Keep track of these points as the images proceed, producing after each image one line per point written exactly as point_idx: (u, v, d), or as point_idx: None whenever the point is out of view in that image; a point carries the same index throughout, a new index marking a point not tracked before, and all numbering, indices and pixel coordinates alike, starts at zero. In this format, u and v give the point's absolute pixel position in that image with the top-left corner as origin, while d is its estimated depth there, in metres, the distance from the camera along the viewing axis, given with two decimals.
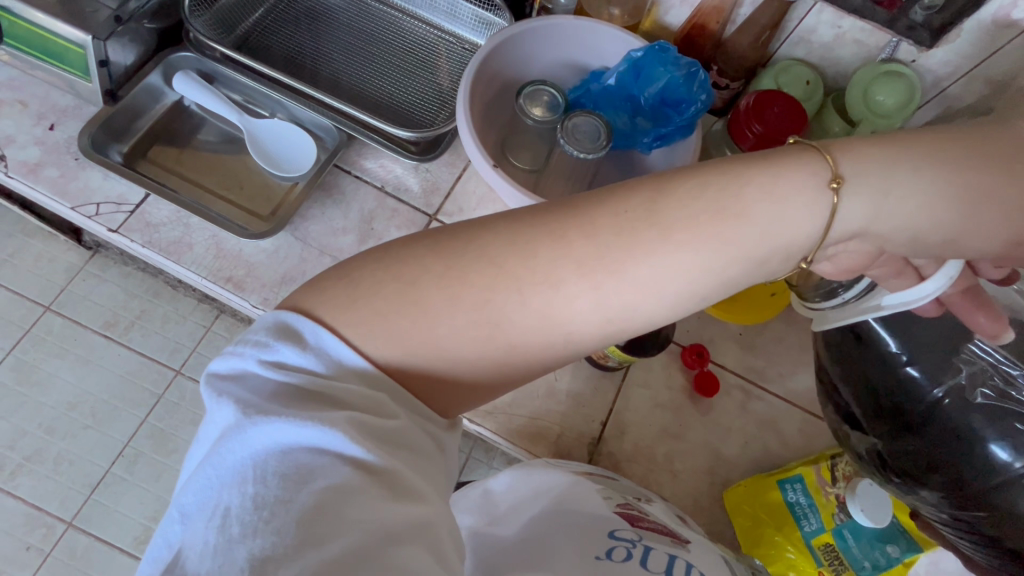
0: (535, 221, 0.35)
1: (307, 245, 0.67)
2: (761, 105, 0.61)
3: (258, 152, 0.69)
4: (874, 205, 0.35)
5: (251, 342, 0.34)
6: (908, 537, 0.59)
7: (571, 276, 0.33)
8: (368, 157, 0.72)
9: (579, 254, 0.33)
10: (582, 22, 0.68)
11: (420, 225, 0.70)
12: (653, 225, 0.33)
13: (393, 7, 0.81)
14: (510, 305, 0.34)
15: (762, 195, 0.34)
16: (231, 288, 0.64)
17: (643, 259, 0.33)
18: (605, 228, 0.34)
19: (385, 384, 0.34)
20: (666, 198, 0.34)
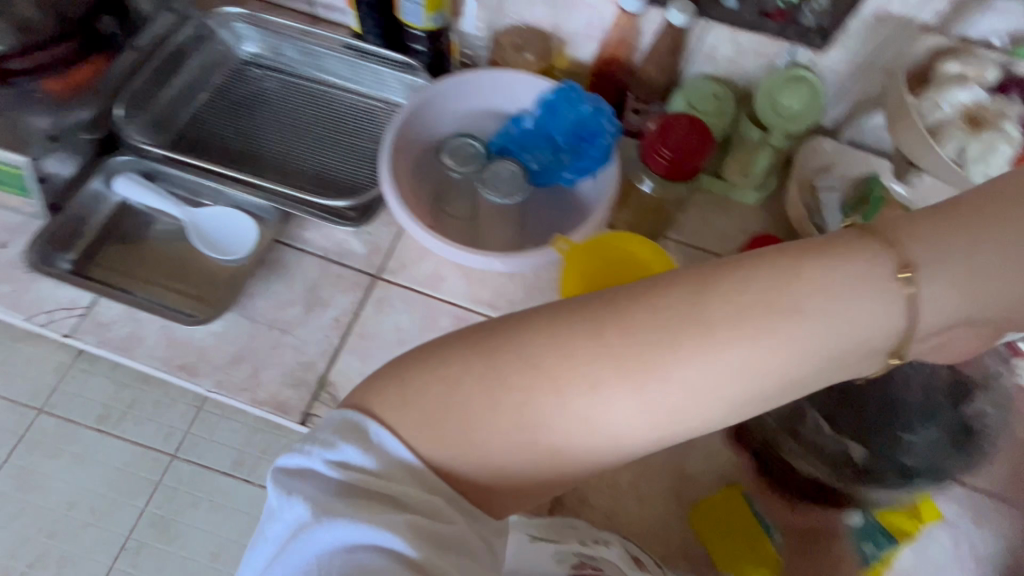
0: (603, 311, 0.34)
1: (255, 322, 0.68)
2: (665, 129, 0.64)
3: (200, 240, 0.72)
4: (970, 282, 0.33)
5: (317, 440, 0.35)
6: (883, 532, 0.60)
7: (608, 380, 0.33)
8: (308, 229, 0.74)
9: (619, 353, 0.33)
10: (493, 74, 0.72)
11: (364, 286, 0.72)
12: (700, 323, 0.33)
13: (323, 82, 0.85)
14: (551, 408, 0.34)
15: (825, 264, 0.33)
16: (183, 375, 0.65)
17: (690, 358, 0.33)
18: (647, 327, 0.33)
19: (424, 479, 0.35)
20: (710, 291, 0.33)
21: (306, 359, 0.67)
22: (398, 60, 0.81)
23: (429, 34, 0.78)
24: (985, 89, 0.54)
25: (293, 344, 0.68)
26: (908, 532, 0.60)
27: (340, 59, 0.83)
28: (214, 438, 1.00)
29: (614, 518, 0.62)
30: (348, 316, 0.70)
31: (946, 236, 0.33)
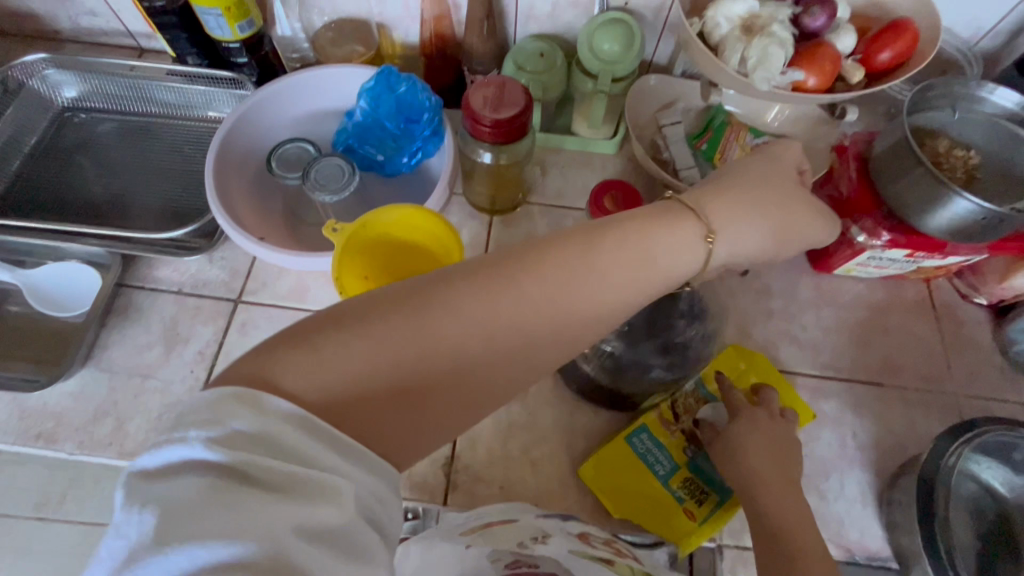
0: (494, 268, 0.38)
1: (114, 372, 0.65)
2: (479, 100, 0.63)
3: (41, 302, 0.69)
4: (735, 241, 0.46)
5: (192, 423, 0.29)
6: None
7: (527, 316, 0.38)
8: (159, 266, 0.71)
9: (533, 294, 0.38)
10: (311, 73, 0.70)
11: (226, 312, 0.70)
12: (566, 273, 0.39)
13: (154, 114, 0.82)
14: (474, 347, 0.36)
15: (608, 241, 0.41)
16: (42, 444, 0.62)
17: (589, 288, 0.39)
18: (560, 267, 0.39)
19: (320, 433, 0.31)
20: (595, 241, 0.41)
21: (172, 399, 0.64)
22: (223, 77, 0.78)
23: (244, 44, 0.74)
24: None
25: (157, 387, 0.65)
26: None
27: (166, 87, 0.80)
28: None
29: (510, 487, 0.62)
30: (212, 347, 0.67)
31: (756, 196, 0.48)
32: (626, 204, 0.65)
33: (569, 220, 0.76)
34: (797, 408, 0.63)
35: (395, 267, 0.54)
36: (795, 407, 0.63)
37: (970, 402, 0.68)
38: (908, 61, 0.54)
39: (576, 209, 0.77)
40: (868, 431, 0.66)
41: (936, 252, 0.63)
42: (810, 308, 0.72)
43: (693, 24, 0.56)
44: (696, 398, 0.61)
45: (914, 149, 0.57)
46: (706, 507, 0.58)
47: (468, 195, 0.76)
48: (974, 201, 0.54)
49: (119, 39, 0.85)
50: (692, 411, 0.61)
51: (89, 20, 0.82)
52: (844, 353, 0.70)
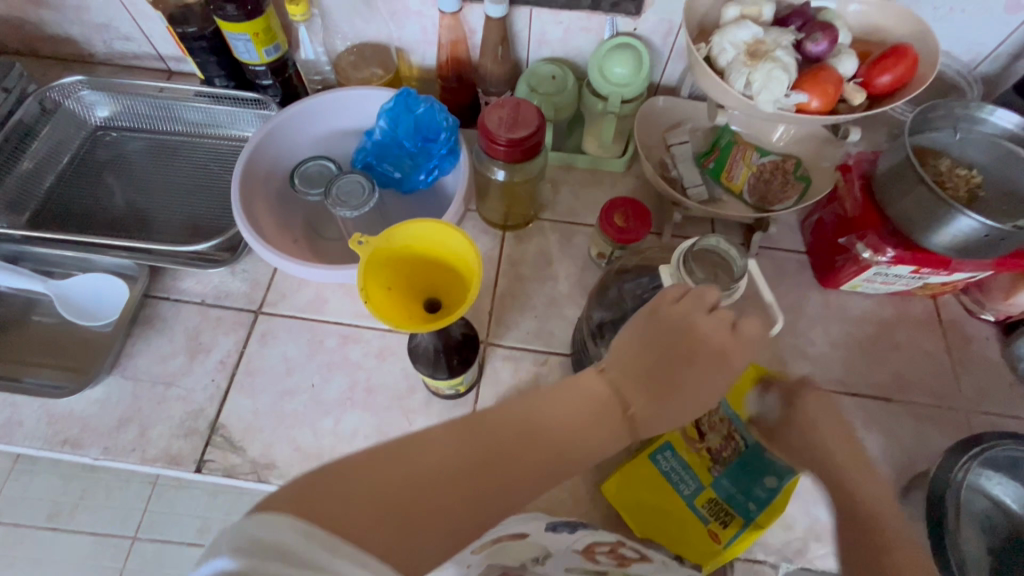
0: (491, 414, 0.40)
1: (138, 380, 0.68)
2: (494, 120, 0.65)
3: (70, 312, 0.71)
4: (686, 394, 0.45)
5: (224, 545, 0.30)
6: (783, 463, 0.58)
7: (516, 463, 0.39)
8: (184, 278, 0.74)
9: (526, 434, 0.40)
10: (333, 95, 0.74)
11: (247, 323, 0.72)
12: (558, 420, 0.42)
13: (181, 133, 0.85)
14: (473, 488, 0.37)
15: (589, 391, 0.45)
16: (68, 449, 0.64)
17: (573, 431, 0.42)
18: (550, 412, 0.42)
19: (322, 539, 0.31)
20: (583, 387, 0.45)
21: (194, 407, 0.66)
22: (248, 99, 0.81)
23: (270, 68, 0.78)
24: (763, 25, 0.58)
25: (179, 396, 0.67)
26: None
27: (194, 108, 0.84)
28: (174, 510, 1.09)
29: None
30: (233, 356, 0.70)
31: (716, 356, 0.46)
32: (636, 220, 0.67)
33: (580, 236, 0.78)
34: None
35: (413, 275, 0.48)
36: None
37: (981, 417, 0.68)
38: (909, 84, 0.57)
39: (587, 226, 0.79)
40: (879, 446, 0.66)
41: (942, 268, 0.64)
42: (818, 323, 0.73)
43: (700, 49, 0.59)
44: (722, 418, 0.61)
45: (916, 168, 0.59)
46: (731, 529, 0.57)
47: (483, 212, 0.79)
48: (978, 218, 0.56)
49: (150, 63, 0.89)
50: (717, 430, 0.61)
51: (122, 44, 0.86)
52: (853, 368, 0.70)
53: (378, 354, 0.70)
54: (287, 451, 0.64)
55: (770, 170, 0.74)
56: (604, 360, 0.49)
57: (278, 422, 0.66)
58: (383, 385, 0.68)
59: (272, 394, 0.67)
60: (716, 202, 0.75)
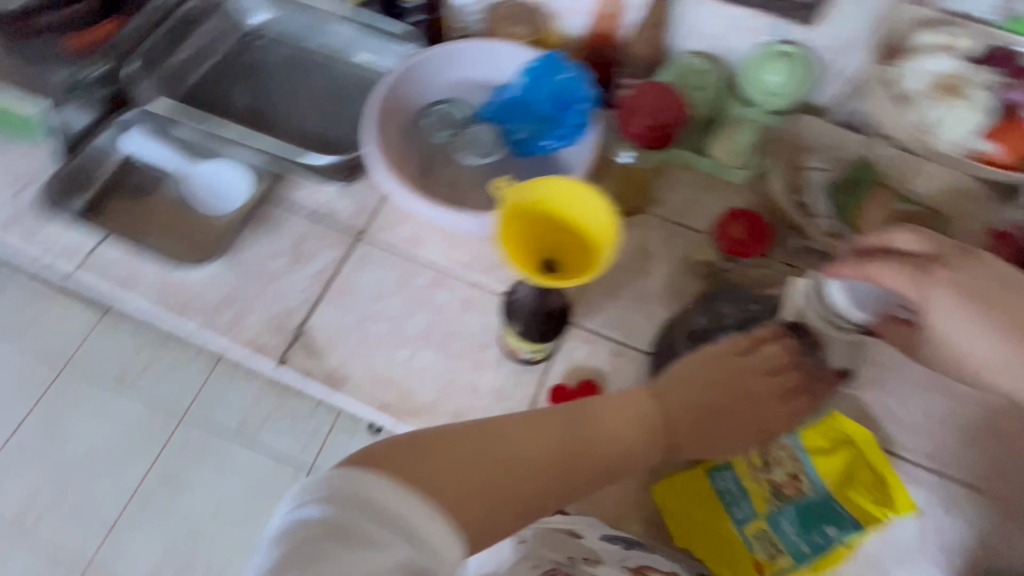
0: (556, 412, 0.46)
1: (242, 271, 0.72)
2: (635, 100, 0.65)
3: (200, 193, 0.78)
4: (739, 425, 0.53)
5: (311, 486, 0.35)
6: (848, 516, 0.58)
7: (585, 456, 0.46)
8: (300, 188, 0.78)
9: (590, 435, 0.47)
10: (480, 44, 0.75)
11: (347, 244, 0.75)
12: (615, 429, 0.48)
13: (323, 49, 0.88)
14: (545, 475, 0.43)
15: (642, 407, 0.51)
16: (174, 314, 0.70)
17: (628, 439, 0.49)
18: (612, 423, 0.49)
19: (421, 501, 0.36)
20: (638, 405, 0.51)
21: (287, 307, 0.70)
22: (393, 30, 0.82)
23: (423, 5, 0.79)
24: None
25: (276, 294, 0.71)
26: (879, 521, 0.57)
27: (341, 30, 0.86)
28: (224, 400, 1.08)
29: None
30: (329, 270, 0.73)
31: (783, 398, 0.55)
32: (753, 235, 0.66)
33: (684, 239, 0.76)
34: (897, 492, 0.59)
35: (545, 232, 0.48)
36: (893, 490, 0.59)
37: None
38: None
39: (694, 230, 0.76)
40: (955, 532, 0.62)
41: None
42: (921, 389, 0.68)
43: None
44: (789, 453, 0.60)
45: None
46: (778, 564, 0.56)
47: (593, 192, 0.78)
48: None
49: None
50: (783, 464, 0.60)
51: None
52: (947, 445, 0.65)
53: (461, 303, 0.71)
54: (361, 370, 0.67)
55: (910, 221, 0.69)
56: (660, 383, 0.53)
57: (357, 341, 0.69)
58: (459, 333, 0.69)
59: (357, 313, 0.70)
60: (844, 239, 0.70)
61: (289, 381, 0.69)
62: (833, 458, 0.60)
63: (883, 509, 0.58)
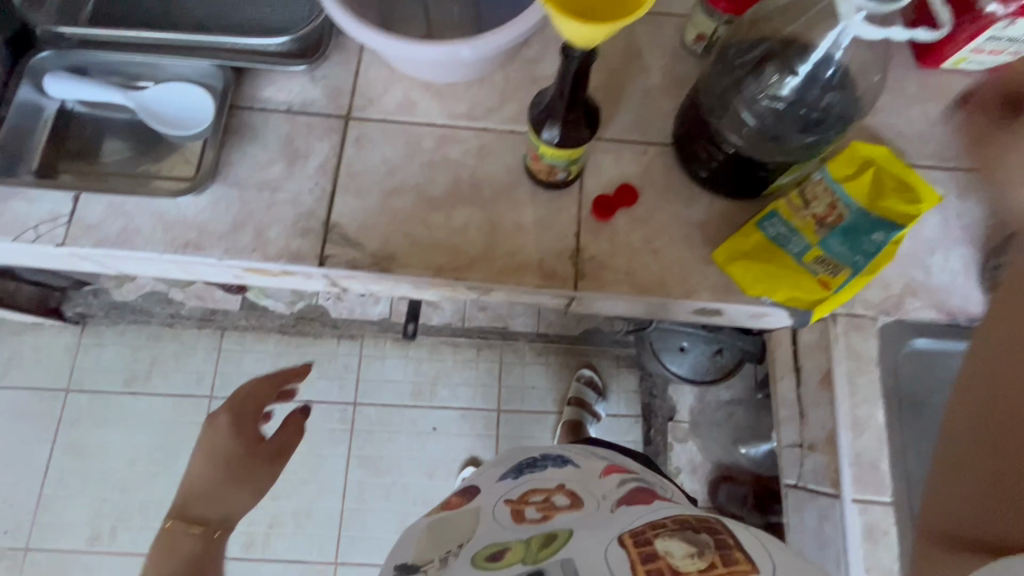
0: (501, 247, 0.66)
1: (242, 188, 0.67)
2: None
3: (157, 121, 0.68)
4: (642, 226, 0.67)
5: None
6: (890, 220, 0.60)
7: (533, 266, 0.66)
8: (264, 87, 0.71)
9: (532, 247, 0.66)
10: None
11: (339, 129, 0.70)
12: (496, 268, 0.66)
13: None
14: (242, 498, 0.57)
15: (563, 218, 0.67)
16: (191, 252, 0.65)
17: (549, 241, 0.67)
18: (542, 238, 0.67)
19: None
20: (510, 241, 0.66)
21: (304, 209, 0.67)
22: None
23: None
24: None
25: (287, 200, 0.67)
26: (912, 218, 0.60)
27: None
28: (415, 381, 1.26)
29: (637, 274, 0.65)
30: (332, 161, 0.69)
31: (589, 244, 0.66)
32: None
33: (669, 30, 0.75)
34: (920, 190, 0.62)
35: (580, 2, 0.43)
36: (917, 189, 0.62)
37: None
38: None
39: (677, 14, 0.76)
40: (974, 212, 0.68)
41: None
42: (916, 102, 0.73)
43: None
44: (824, 185, 0.62)
45: None
46: (841, 279, 0.61)
47: None
48: None
49: None
50: (820, 198, 0.63)
51: None
52: (949, 142, 0.71)
53: (478, 153, 0.69)
54: (404, 243, 0.66)
55: None
56: (590, 182, 0.68)
57: (390, 219, 0.67)
58: (487, 180, 0.68)
59: (378, 193, 0.68)
60: None
61: (337, 280, 0.67)
62: (859, 179, 0.63)
63: (916, 206, 0.61)
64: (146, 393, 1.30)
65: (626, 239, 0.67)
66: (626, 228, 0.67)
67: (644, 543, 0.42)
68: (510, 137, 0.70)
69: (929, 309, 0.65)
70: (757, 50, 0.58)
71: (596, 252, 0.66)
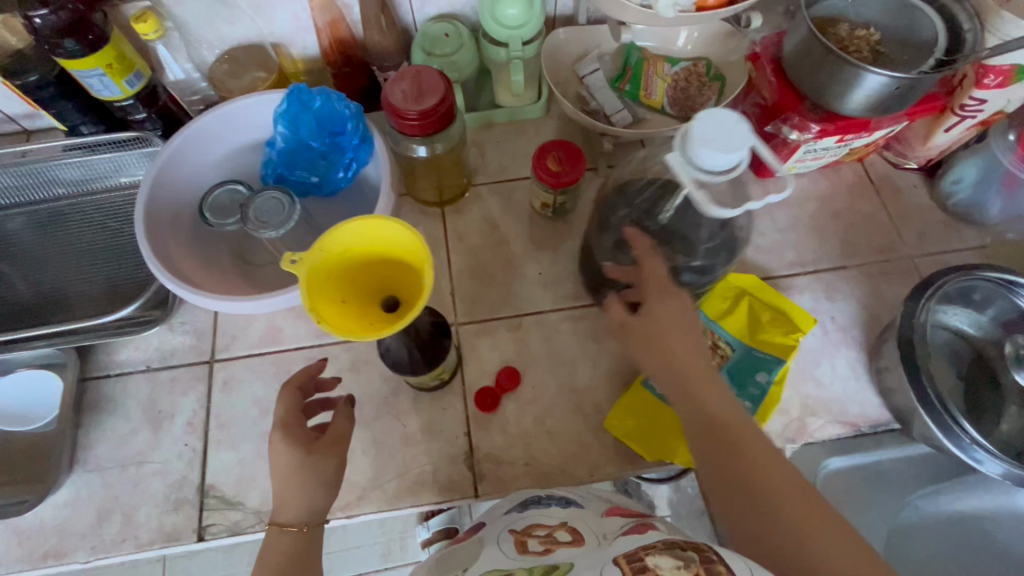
0: (393, 466, 0.63)
1: (105, 469, 0.63)
2: (418, 90, 0.61)
3: (5, 418, 0.65)
4: (530, 408, 0.65)
5: None
6: (769, 358, 0.63)
7: (428, 479, 0.62)
8: (118, 350, 0.68)
9: (425, 460, 0.63)
10: (216, 113, 0.66)
11: (204, 376, 0.67)
12: (390, 492, 0.62)
13: (66, 195, 0.79)
14: None
15: (452, 419, 0.65)
16: (51, 561, 0.59)
17: (441, 448, 0.64)
18: (432, 447, 0.64)
19: None
20: (400, 458, 0.63)
21: (175, 477, 0.62)
22: (126, 139, 0.74)
23: (139, 99, 0.70)
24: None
25: (155, 471, 0.63)
26: (791, 347, 0.64)
27: (68, 164, 0.76)
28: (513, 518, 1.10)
29: (535, 461, 0.63)
30: (200, 414, 0.65)
31: (481, 442, 0.64)
32: (569, 161, 0.67)
33: (519, 197, 0.77)
34: (795, 317, 0.66)
35: (365, 284, 0.44)
36: (792, 316, 0.66)
37: (922, 258, 0.73)
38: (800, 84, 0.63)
39: (524, 180, 0.78)
40: (847, 312, 0.69)
41: (863, 131, 0.66)
42: (764, 213, 0.75)
43: None
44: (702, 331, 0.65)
45: (822, 41, 0.58)
46: None
47: (415, 193, 0.76)
48: (884, 73, 0.56)
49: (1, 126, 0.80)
50: None
51: None
52: (805, 246, 0.73)
53: (351, 368, 0.67)
54: None
55: (685, 78, 0.76)
56: (473, 369, 0.67)
57: (270, 465, 0.63)
58: (365, 396, 0.66)
59: (253, 438, 0.64)
60: (643, 122, 0.74)
61: (223, 546, 0.62)
62: (734, 314, 0.66)
63: (790, 336, 0.64)
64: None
65: (518, 427, 0.64)
66: (517, 414, 0.65)
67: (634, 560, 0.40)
68: None
69: (831, 427, 0.64)
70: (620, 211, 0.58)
71: (491, 449, 0.63)
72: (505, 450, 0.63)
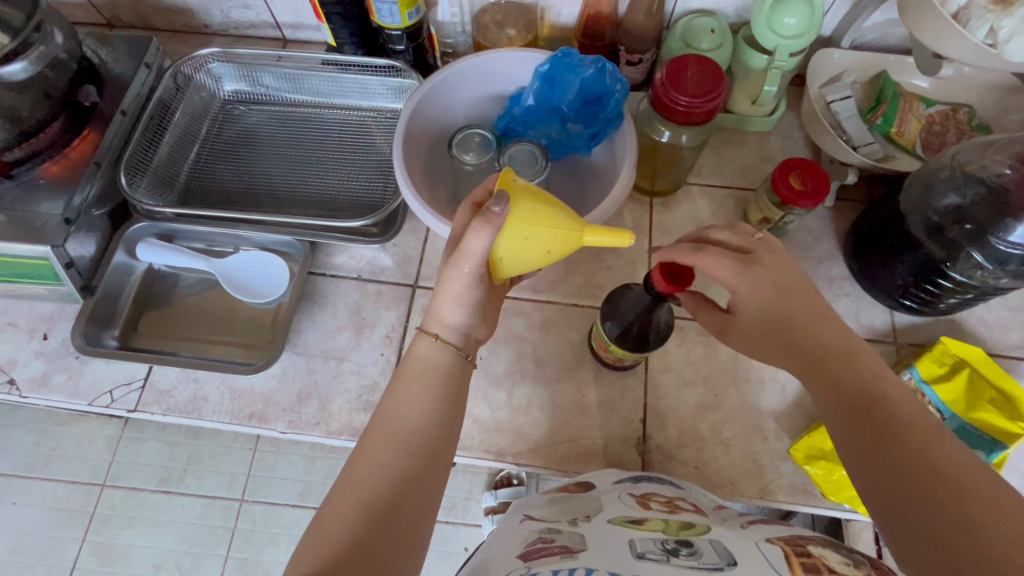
0: (565, 431, 0.65)
1: (311, 356, 0.69)
2: (699, 82, 0.61)
3: (235, 288, 0.72)
4: (709, 413, 0.65)
5: None
6: (989, 440, 0.60)
7: (597, 451, 0.64)
8: (336, 254, 0.74)
9: (597, 433, 0.64)
10: (483, 57, 0.70)
11: (407, 297, 0.72)
12: (558, 454, 0.64)
13: (309, 104, 0.86)
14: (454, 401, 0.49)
15: (630, 402, 0.66)
16: (256, 423, 0.66)
17: (615, 427, 0.65)
18: (607, 424, 0.65)
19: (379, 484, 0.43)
20: (573, 424, 0.65)
21: (368, 381, 0.67)
22: (383, 65, 0.79)
23: (407, 32, 0.75)
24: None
25: (353, 370, 0.68)
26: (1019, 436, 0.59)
27: (323, 78, 0.83)
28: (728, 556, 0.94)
29: (707, 467, 0.62)
30: (398, 330, 0.70)
31: (655, 433, 0.64)
32: (813, 183, 0.64)
33: (731, 205, 0.76)
34: None
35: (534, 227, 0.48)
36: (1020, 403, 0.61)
37: None
38: None
39: (739, 189, 0.77)
40: None
41: None
42: None
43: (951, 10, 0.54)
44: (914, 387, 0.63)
45: None
46: None
47: None
48: None
49: (265, 31, 0.89)
50: None
51: (240, 12, 0.86)
52: None
53: (539, 326, 0.70)
54: (466, 423, 0.65)
55: (942, 120, 0.71)
56: (659, 361, 0.67)
57: None
58: (549, 356, 0.68)
59: None
60: (889, 161, 0.71)
61: None
62: (952, 382, 0.62)
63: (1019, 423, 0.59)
64: (178, 494, 1.23)
65: (694, 430, 0.64)
66: (694, 416, 0.65)
67: (796, 543, 0.40)
68: (573, 311, 0.71)
69: None
70: (948, 204, 0.58)
71: (665, 441, 0.64)
72: (678, 448, 0.63)
